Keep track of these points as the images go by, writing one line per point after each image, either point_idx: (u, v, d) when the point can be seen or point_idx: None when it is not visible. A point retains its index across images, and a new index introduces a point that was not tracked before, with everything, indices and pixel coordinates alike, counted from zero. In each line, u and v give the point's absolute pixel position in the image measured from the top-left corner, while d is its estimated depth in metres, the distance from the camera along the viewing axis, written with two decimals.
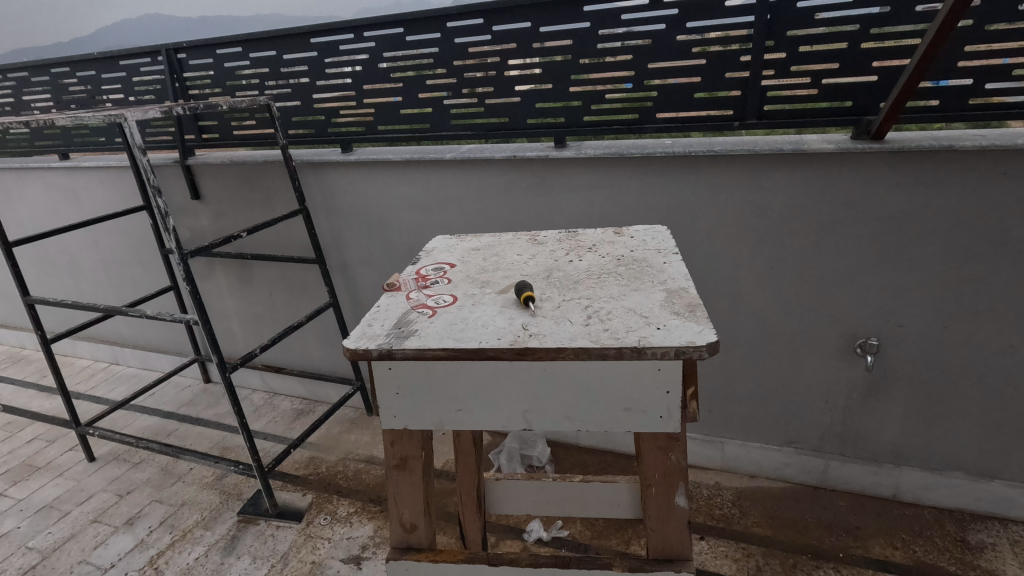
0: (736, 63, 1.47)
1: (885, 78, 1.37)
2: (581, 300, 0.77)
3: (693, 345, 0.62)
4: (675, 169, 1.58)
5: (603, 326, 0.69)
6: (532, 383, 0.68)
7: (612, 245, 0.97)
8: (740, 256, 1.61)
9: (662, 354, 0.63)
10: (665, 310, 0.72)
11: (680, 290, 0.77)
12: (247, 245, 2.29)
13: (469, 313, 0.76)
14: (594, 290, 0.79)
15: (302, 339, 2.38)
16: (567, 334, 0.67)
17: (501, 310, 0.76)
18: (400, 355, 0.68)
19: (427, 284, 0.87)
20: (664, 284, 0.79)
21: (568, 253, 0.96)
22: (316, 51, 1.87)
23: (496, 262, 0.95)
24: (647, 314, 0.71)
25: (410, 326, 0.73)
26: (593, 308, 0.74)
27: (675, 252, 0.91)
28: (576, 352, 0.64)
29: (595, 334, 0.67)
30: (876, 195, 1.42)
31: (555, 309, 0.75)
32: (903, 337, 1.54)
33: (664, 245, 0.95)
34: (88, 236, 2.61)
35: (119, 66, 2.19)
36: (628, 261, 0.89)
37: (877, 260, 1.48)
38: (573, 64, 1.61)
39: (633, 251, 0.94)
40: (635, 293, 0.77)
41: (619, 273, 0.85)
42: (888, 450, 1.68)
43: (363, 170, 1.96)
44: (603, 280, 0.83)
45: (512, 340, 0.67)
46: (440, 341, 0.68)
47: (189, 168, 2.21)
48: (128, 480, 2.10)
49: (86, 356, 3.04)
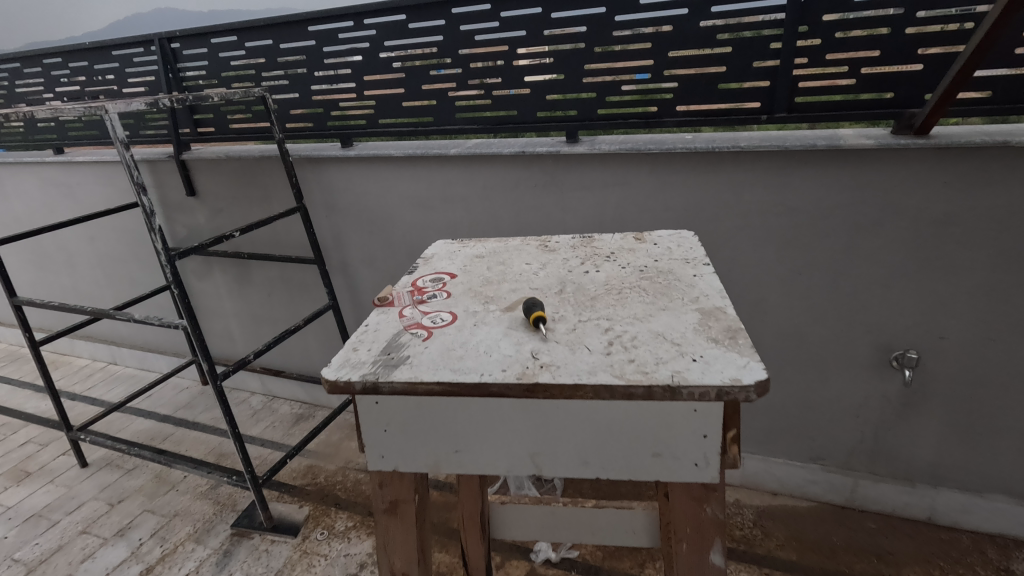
0: (765, 51, 1.35)
1: (930, 67, 1.25)
2: (599, 321, 0.66)
3: (738, 385, 0.52)
4: (696, 166, 1.46)
5: (627, 357, 0.58)
6: (543, 419, 0.58)
7: (632, 253, 0.87)
8: (765, 260, 1.49)
9: (698, 395, 0.53)
10: (700, 337, 0.61)
11: (716, 310, 0.66)
12: (244, 243, 2.19)
13: (469, 335, 0.66)
14: (615, 309, 0.69)
15: (303, 342, 2.29)
16: (584, 366, 0.57)
17: (507, 333, 0.65)
18: (387, 389, 0.58)
19: (423, 298, 0.77)
20: (696, 302, 0.69)
21: (582, 262, 0.85)
22: (314, 40, 1.77)
23: (503, 271, 0.84)
24: (677, 340, 0.61)
25: (401, 351, 0.63)
26: (614, 332, 0.63)
27: (706, 263, 0.80)
28: (595, 391, 0.54)
29: (618, 368, 0.56)
30: (917, 195, 1.30)
31: (571, 333, 0.64)
32: (943, 350, 1.41)
33: (691, 254, 0.84)
34: (84, 232, 2.53)
35: (112, 56, 2.09)
36: (653, 273, 0.79)
37: (918, 266, 1.36)
38: (586, 52, 1.50)
39: (657, 261, 0.83)
40: (664, 313, 0.67)
41: (643, 288, 0.74)
42: (923, 469, 1.56)
43: (364, 166, 1.86)
44: (626, 296, 0.72)
45: (519, 374, 0.56)
46: (435, 372, 0.58)
47: (183, 163, 2.11)
48: (120, 488, 2.02)
49: (84, 356, 2.97)
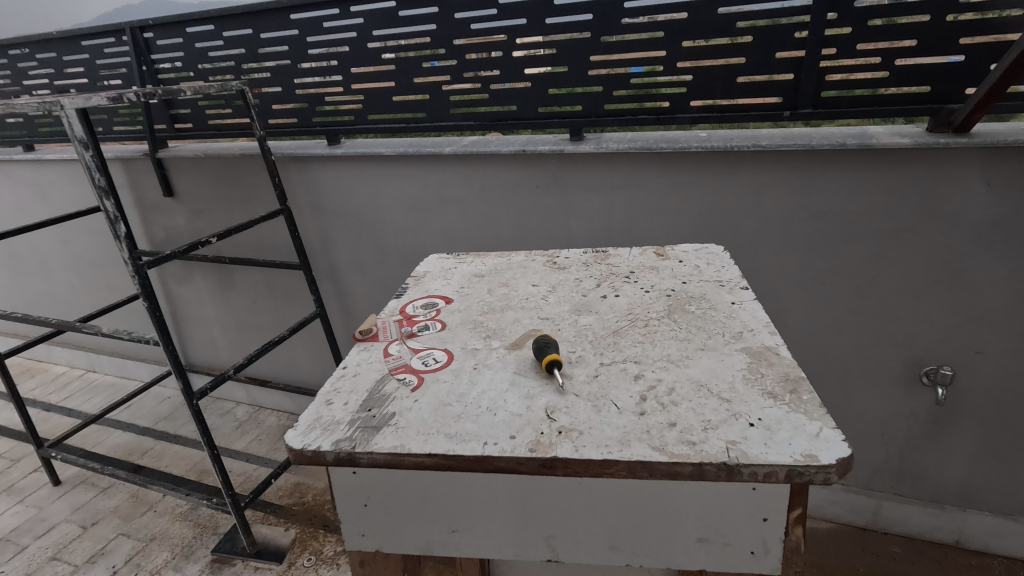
0: (789, 40, 1.24)
1: (973, 58, 1.13)
2: (625, 366, 0.57)
3: (814, 463, 0.43)
4: (713, 167, 1.34)
5: (665, 421, 0.49)
6: (535, 512, 0.56)
7: (655, 270, 0.77)
8: (785, 269, 1.38)
9: (762, 474, 0.44)
10: (752, 389, 0.52)
11: (767, 351, 0.57)
12: (226, 247, 2.06)
13: (466, 385, 0.56)
14: (644, 349, 0.59)
15: (290, 350, 2.17)
16: (614, 434, 0.48)
17: (513, 385, 0.56)
18: (365, 460, 0.50)
19: (414, 331, 0.67)
20: (740, 340, 0.59)
21: (597, 284, 0.74)
22: (297, 29, 1.63)
23: (506, 295, 0.74)
24: (726, 396, 0.51)
25: (383, 407, 0.54)
26: (647, 382, 0.54)
27: (744, 283, 0.70)
28: (632, 470, 0.46)
29: (656, 438, 0.47)
30: (956, 199, 1.19)
31: (592, 382, 0.55)
32: (979, 366, 1.30)
33: (726, 271, 0.74)
34: (57, 234, 2.39)
35: (81, 47, 1.94)
36: (681, 297, 0.69)
37: (954, 276, 1.25)
38: (592, 42, 1.37)
39: (686, 281, 0.73)
40: (703, 355, 0.57)
41: (673, 318, 0.64)
42: (952, 491, 1.46)
43: (352, 165, 1.73)
44: (655, 329, 0.63)
45: (533, 445, 0.48)
46: (424, 441, 0.49)
47: (160, 161, 1.98)
48: (94, 509, 1.90)
49: (61, 363, 2.83)
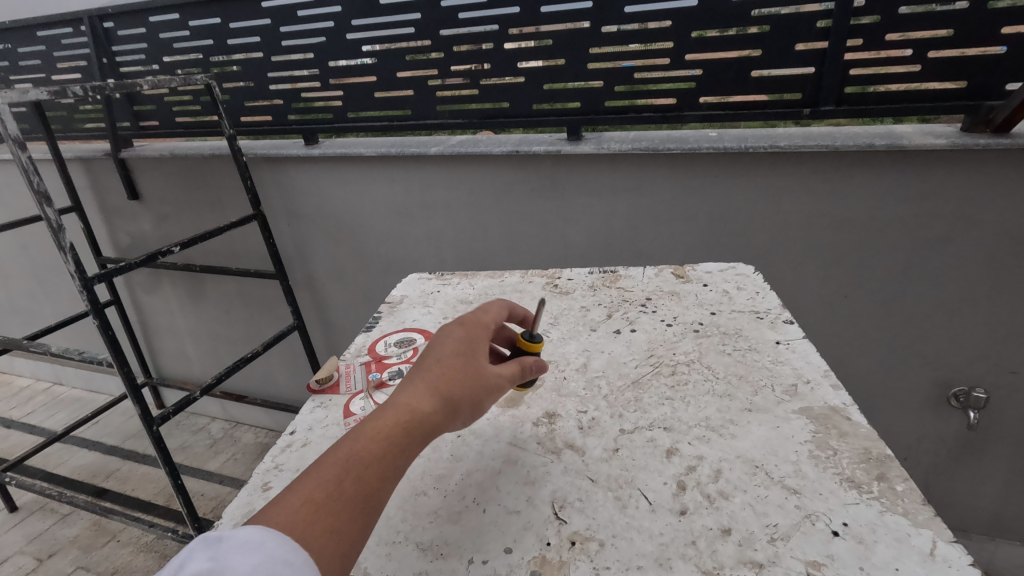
0: (811, 31, 1.12)
1: (1015, 50, 1.02)
2: (652, 429, 0.64)
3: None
4: (725, 170, 1.22)
5: (716, 525, 0.52)
6: None
7: (683, 306, 0.88)
8: (803, 284, 1.28)
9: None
10: (827, 476, 0.56)
11: (837, 408, 0.65)
12: (196, 255, 1.92)
13: (438, 466, 0.63)
14: (681, 409, 0.67)
15: (267, 365, 2.03)
16: (655, 550, 0.51)
17: (507, 465, 0.62)
18: None
19: (388, 380, 0.77)
20: (800, 400, 0.66)
21: (610, 316, 0.87)
22: (269, 19, 1.49)
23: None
24: (790, 485, 0.56)
25: None
26: (689, 462, 0.59)
27: (788, 322, 0.81)
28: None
29: (708, 559, 0.49)
30: (995, 206, 1.08)
31: (622, 463, 0.60)
32: (1016, 389, 1.20)
33: (759, 307, 0.86)
34: (15, 240, 2.22)
35: (36, 38, 1.78)
36: (709, 332, 0.81)
37: (990, 290, 1.14)
38: (593, 33, 1.25)
39: (718, 317, 0.84)
40: (755, 423, 0.64)
41: (708, 374, 0.72)
42: (982, 520, 1.36)
43: (330, 167, 1.60)
44: (690, 383, 0.71)
45: (536, 566, 0.51)
46: (380, 561, 0.52)
47: (122, 161, 1.83)
48: (51, 539, 1.75)
49: (26, 375, 2.66)
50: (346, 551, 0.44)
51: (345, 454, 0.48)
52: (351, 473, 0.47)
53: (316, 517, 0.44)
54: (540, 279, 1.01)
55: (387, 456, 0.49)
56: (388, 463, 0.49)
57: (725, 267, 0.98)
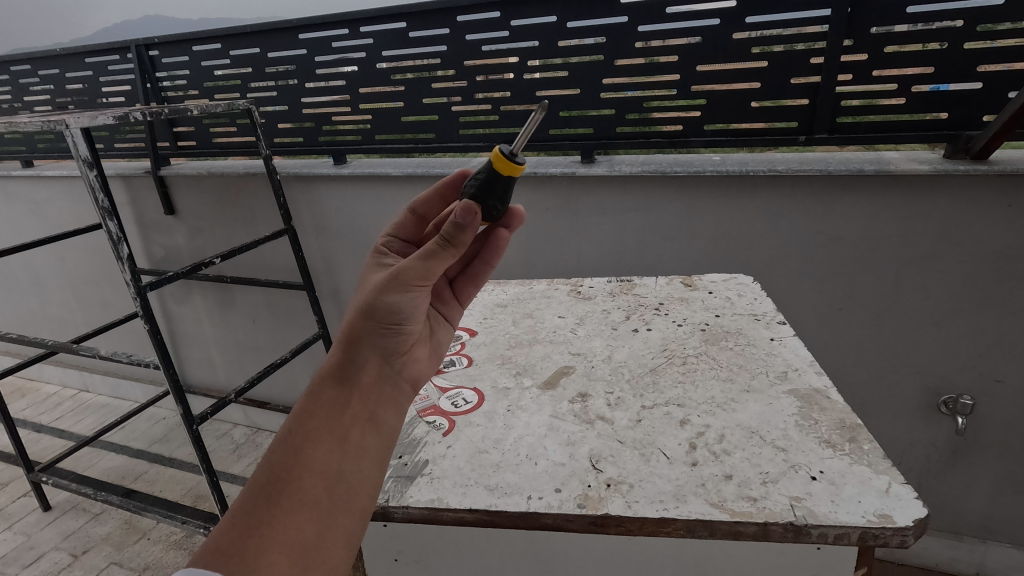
0: (805, 65, 1.23)
1: (990, 86, 1.13)
2: (668, 407, 0.74)
3: (892, 526, 0.54)
4: (729, 190, 1.33)
5: (720, 472, 0.62)
6: None
7: (691, 309, 0.98)
8: (804, 295, 1.37)
9: (835, 535, 0.55)
10: (809, 438, 0.66)
11: (823, 392, 0.74)
12: (226, 266, 2.03)
13: (496, 431, 0.73)
14: (688, 392, 0.76)
15: (290, 373, 2.13)
16: (673, 489, 0.60)
17: (551, 430, 0.71)
18: (401, 513, 0.62)
19: (444, 366, 0.87)
20: (792, 385, 0.75)
21: (628, 318, 0.97)
22: (305, 49, 1.61)
23: (533, 328, 0.97)
24: (780, 445, 0.65)
25: (420, 452, 0.70)
26: (698, 430, 0.69)
27: (781, 322, 0.91)
28: (691, 528, 0.57)
29: (715, 494, 0.59)
30: (976, 225, 1.17)
31: (645, 429, 0.70)
32: (1001, 396, 1.28)
33: (757, 309, 0.96)
34: (53, 251, 2.33)
35: (85, 64, 1.91)
36: (714, 331, 0.91)
37: (975, 302, 1.23)
38: (606, 65, 1.37)
39: (719, 319, 0.94)
40: (752, 400, 0.73)
41: (713, 364, 0.82)
42: (973, 522, 1.43)
43: (357, 184, 1.71)
44: (697, 373, 0.80)
45: (581, 502, 0.60)
46: (458, 498, 0.62)
47: (161, 179, 1.94)
48: (84, 536, 1.83)
49: (54, 382, 2.76)
50: (291, 549, 0.43)
51: (261, 458, 0.47)
52: (268, 470, 0.46)
53: (241, 536, 0.43)
54: (565, 287, 1.12)
55: (320, 431, 0.47)
56: (308, 438, 0.47)
57: (730, 278, 1.07)
